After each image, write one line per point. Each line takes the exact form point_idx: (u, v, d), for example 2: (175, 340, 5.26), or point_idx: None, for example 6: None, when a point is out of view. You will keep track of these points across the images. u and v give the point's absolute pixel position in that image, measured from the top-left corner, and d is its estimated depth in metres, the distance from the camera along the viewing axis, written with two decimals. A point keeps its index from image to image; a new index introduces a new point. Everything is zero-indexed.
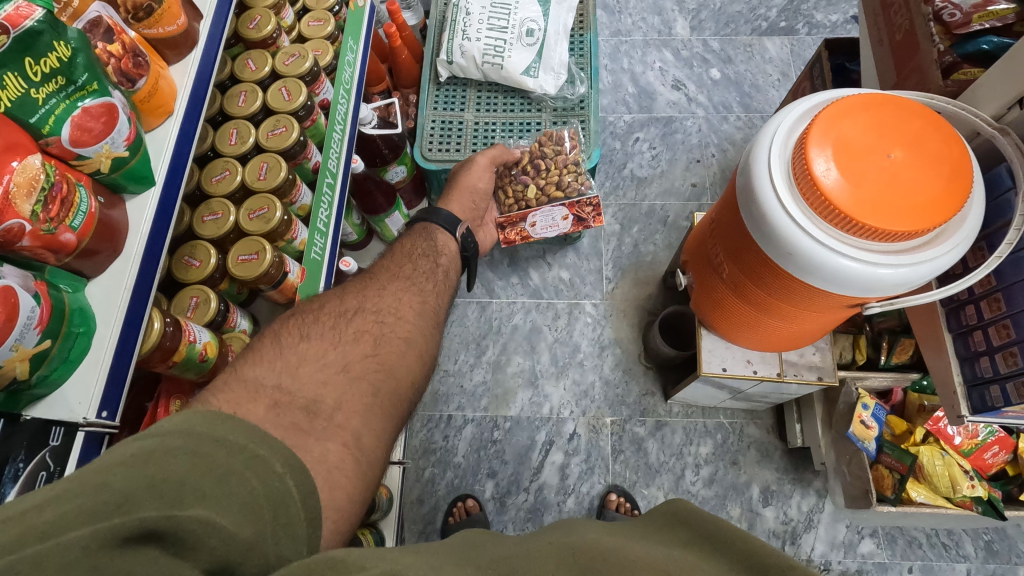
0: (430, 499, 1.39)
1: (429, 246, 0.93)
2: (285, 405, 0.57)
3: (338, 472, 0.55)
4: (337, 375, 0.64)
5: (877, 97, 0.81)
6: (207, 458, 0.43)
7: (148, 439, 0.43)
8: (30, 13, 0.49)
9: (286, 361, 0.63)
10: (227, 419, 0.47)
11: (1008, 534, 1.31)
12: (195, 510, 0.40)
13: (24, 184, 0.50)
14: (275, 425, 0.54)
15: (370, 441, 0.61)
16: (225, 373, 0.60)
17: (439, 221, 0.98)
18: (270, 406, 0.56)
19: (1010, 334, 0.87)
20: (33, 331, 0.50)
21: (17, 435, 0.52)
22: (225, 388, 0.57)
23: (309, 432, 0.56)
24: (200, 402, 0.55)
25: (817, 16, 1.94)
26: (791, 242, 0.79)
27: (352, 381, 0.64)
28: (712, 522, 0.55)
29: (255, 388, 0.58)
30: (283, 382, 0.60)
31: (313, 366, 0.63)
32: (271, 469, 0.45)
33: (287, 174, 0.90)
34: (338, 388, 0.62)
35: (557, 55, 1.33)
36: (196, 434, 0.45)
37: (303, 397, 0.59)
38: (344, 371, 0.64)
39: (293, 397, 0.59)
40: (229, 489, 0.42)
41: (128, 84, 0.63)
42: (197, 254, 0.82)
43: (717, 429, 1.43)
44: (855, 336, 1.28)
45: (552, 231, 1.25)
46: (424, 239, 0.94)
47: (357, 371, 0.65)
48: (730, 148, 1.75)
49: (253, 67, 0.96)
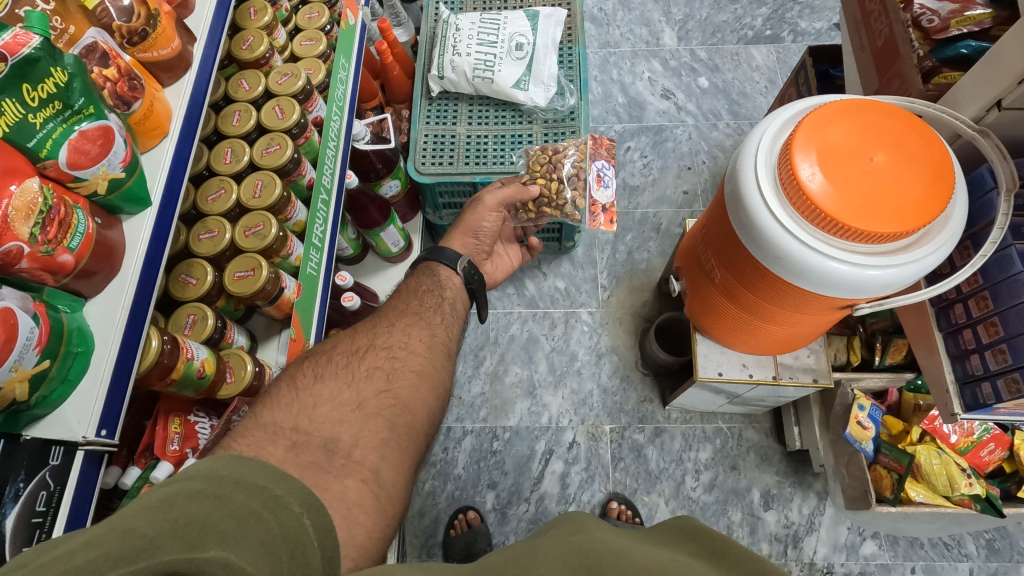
0: (431, 512, 1.39)
1: (433, 281, 0.94)
2: (304, 444, 0.58)
3: (357, 509, 0.56)
4: (353, 414, 0.65)
5: (858, 102, 0.83)
6: (227, 500, 0.44)
7: (172, 484, 0.44)
8: (28, 40, 0.51)
9: (302, 402, 0.63)
10: (248, 461, 0.48)
11: (1009, 532, 1.32)
12: (214, 552, 0.40)
13: (23, 208, 0.51)
14: (293, 465, 0.56)
15: (389, 476, 0.62)
16: (245, 419, 0.61)
17: (442, 258, 0.97)
18: (289, 446, 0.58)
19: (998, 332, 0.88)
20: (33, 351, 0.51)
21: (18, 454, 0.52)
22: (246, 432, 0.59)
23: (329, 470, 0.57)
24: (221, 448, 0.57)
25: (801, 25, 1.98)
26: (779, 245, 0.81)
27: (367, 419, 0.65)
28: (720, 542, 0.56)
29: (275, 430, 0.59)
30: (300, 423, 0.61)
31: (329, 406, 0.64)
32: (288, 509, 0.46)
33: (282, 191, 0.91)
34: (354, 424, 0.63)
35: (545, 68, 1.34)
36: (218, 477, 0.45)
37: (320, 435, 0.60)
38: (359, 409, 0.65)
39: (310, 436, 0.60)
40: (247, 530, 0.43)
41: (123, 107, 0.65)
42: (193, 272, 0.84)
43: (716, 434, 1.43)
44: (849, 338, 1.30)
45: (604, 174, 1.24)
46: (427, 276, 0.95)
47: (372, 408, 0.66)
48: (719, 154, 1.78)
49: (247, 87, 0.98)
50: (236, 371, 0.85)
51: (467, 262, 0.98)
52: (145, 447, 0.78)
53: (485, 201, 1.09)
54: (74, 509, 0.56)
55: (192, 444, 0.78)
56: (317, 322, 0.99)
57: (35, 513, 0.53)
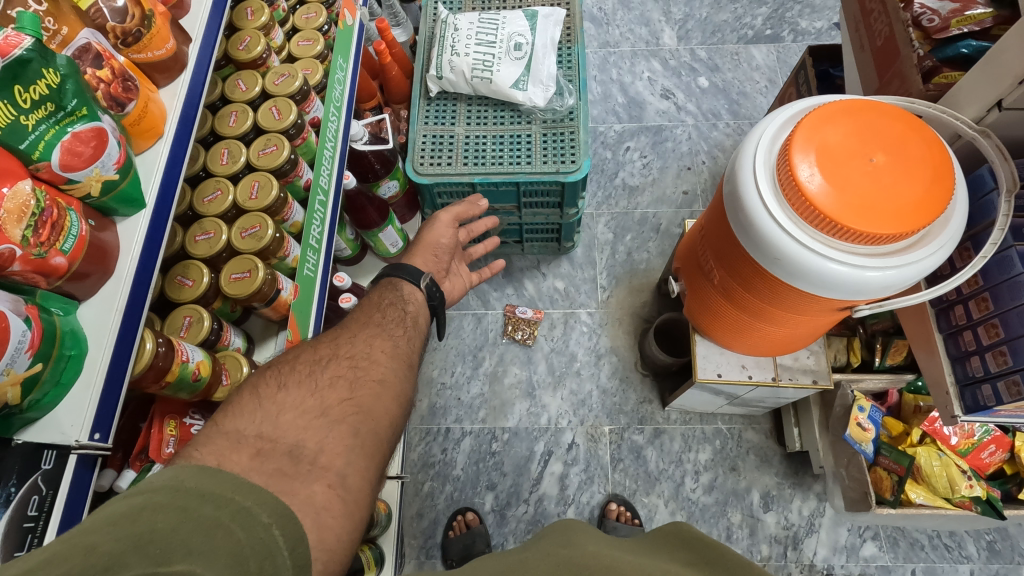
0: (430, 513, 1.38)
1: (396, 295, 0.92)
2: (269, 452, 0.57)
3: (326, 513, 0.55)
4: (317, 421, 0.63)
5: (857, 102, 0.82)
6: (194, 513, 0.44)
7: (136, 496, 0.43)
8: (19, 42, 0.50)
9: (267, 411, 0.62)
10: (215, 472, 0.47)
11: (1009, 534, 1.31)
12: (180, 566, 0.40)
13: (14, 211, 0.51)
14: (259, 473, 0.54)
15: (356, 481, 0.61)
16: (206, 428, 0.59)
17: (403, 274, 0.96)
18: (254, 454, 0.56)
19: (998, 334, 0.88)
20: (25, 354, 0.50)
21: (9, 458, 0.52)
22: (208, 439, 0.56)
23: (295, 477, 0.56)
24: (182, 457, 0.55)
25: (802, 24, 1.98)
26: (778, 247, 0.80)
27: (331, 425, 0.63)
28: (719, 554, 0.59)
29: (238, 438, 0.57)
30: (264, 430, 0.59)
31: (294, 414, 0.62)
32: (257, 519, 0.46)
33: (278, 192, 0.91)
34: (318, 431, 0.61)
35: (545, 68, 1.34)
36: (184, 489, 0.45)
37: (285, 442, 0.59)
38: (323, 417, 0.63)
39: (276, 443, 0.58)
40: (215, 543, 0.42)
41: (117, 109, 0.64)
42: (189, 273, 0.83)
43: (715, 435, 1.43)
44: (849, 339, 1.30)
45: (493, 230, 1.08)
46: (390, 290, 0.93)
47: (337, 415, 0.64)
48: (719, 154, 1.77)
49: (244, 87, 0.98)
50: (231, 373, 0.84)
51: (430, 278, 0.98)
52: (141, 449, 0.77)
53: (440, 219, 1.11)
54: (65, 518, 0.55)
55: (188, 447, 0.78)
56: (313, 322, 0.98)
57: (27, 518, 0.52)
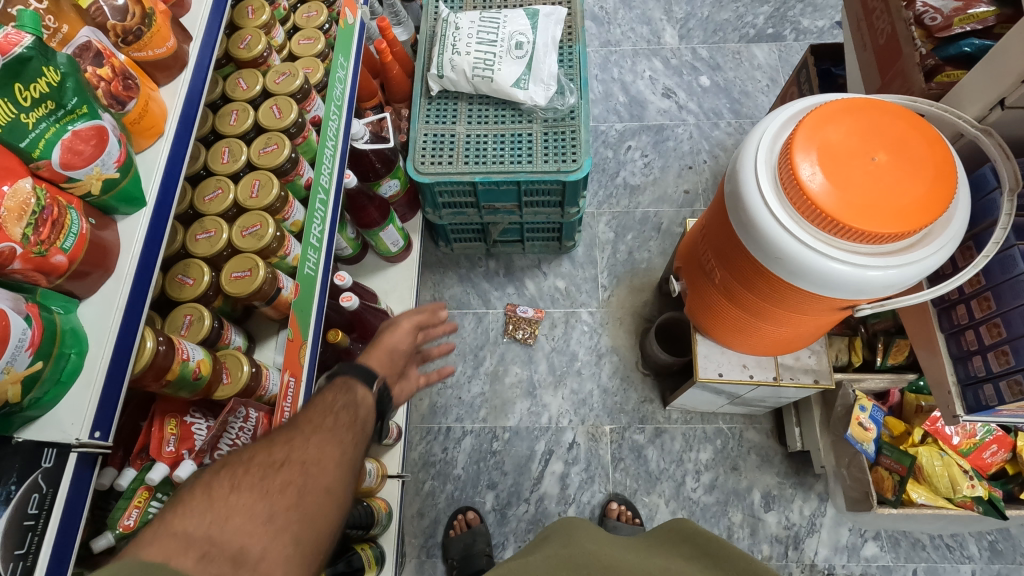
0: (430, 512, 1.38)
1: (348, 399, 0.71)
2: (214, 556, 0.48)
3: None
4: (264, 527, 0.52)
5: (858, 101, 0.82)
6: None
7: None
8: (19, 40, 0.51)
9: (216, 511, 0.51)
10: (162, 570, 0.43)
11: (1011, 534, 1.31)
12: None
13: (14, 209, 0.51)
14: None
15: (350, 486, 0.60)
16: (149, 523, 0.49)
17: (357, 372, 0.75)
18: (199, 557, 0.47)
19: (1001, 333, 0.87)
20: (25, 352, 0.50)
21: (12, 456, 0.52)
22: (150, 539, 0.47)
23: None
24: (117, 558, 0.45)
25: (804, 23, 1.97)
26: (779, 246, 0.80)
27: (274, 535, 0.52)
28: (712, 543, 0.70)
29: (185, 540, 0.48)
30: (213, 532, 0.50)
31: (243, 516, 0.52)
32: None
33: (279, 191, 0.91)
34: (264, 538, 0.51)
35: (546, 67, 1.33)
36: None
37: (231, 545, 0.49)
38: (269, 523, 0.52)
39: (222, 545, 0.49)
40: None
41: (118, 107, 0.64)
42: (190, 272, 0.83)
43: (717, 434, 1.42)
44: (850, 338, 1.30)
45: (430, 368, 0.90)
46: (343, 387, 0.73)
47: (281, 524, 0.53)
48: (721, 154, 1.77)
49: (244, 86, 0.98)
50: (232, 372, 0.83)
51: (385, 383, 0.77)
52: (141, 448, 0.77)
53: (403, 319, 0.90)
54: (66, 515, 0.55)
55: (188, 445, 0.78)
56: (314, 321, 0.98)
57: (28, 516, 0.51)
